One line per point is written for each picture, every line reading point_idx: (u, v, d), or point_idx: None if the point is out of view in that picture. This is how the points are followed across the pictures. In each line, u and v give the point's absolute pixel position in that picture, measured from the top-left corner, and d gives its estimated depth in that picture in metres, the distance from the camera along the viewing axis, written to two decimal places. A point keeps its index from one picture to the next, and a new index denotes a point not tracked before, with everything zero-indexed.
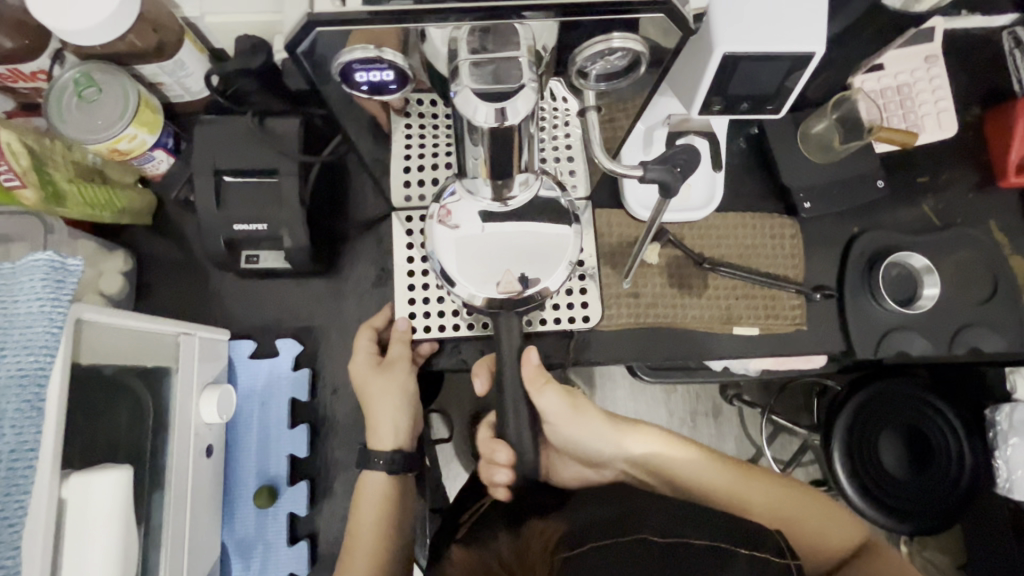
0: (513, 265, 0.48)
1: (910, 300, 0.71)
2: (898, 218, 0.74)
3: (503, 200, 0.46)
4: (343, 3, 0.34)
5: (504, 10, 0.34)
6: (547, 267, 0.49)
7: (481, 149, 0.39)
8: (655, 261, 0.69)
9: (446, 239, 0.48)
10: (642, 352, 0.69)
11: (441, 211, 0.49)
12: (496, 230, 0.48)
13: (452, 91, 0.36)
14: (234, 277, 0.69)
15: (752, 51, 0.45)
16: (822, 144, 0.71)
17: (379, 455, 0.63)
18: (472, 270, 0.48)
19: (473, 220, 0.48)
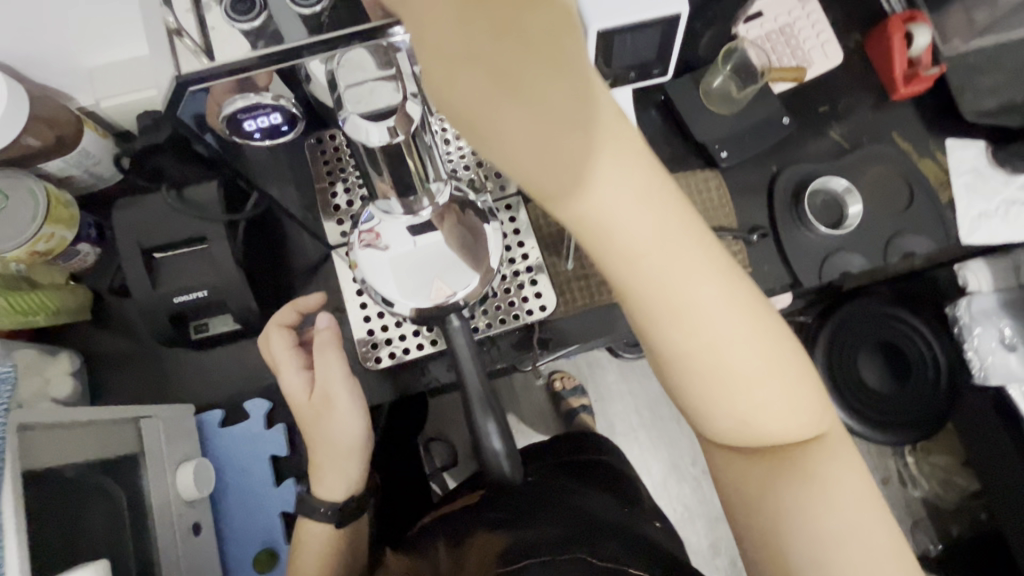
0: (446, 274, 0.49)
1: (840, 222, 0.74)
2: (811, 149, 0.78)
3: (415, 212, 0.45)
4: (213, 60, 0.35)
5: (366, 33, 0.36)
6: (469, 269, 0.50)
7: (386, 174, 0.40)
8: None
9: (378, 264, 0.49)
10: (606, 328, 0.71)
11: (370, 235, 0.49)
12: (424, 243, 0.48)
13: (340, 121, 0.36)
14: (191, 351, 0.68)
15: (623, 24, 0.47)
16: (724, 96, 0.74)
17: (322, 506, 0.61)
18: (412, 286, 0.48)
19: (402, 238, 0.48)
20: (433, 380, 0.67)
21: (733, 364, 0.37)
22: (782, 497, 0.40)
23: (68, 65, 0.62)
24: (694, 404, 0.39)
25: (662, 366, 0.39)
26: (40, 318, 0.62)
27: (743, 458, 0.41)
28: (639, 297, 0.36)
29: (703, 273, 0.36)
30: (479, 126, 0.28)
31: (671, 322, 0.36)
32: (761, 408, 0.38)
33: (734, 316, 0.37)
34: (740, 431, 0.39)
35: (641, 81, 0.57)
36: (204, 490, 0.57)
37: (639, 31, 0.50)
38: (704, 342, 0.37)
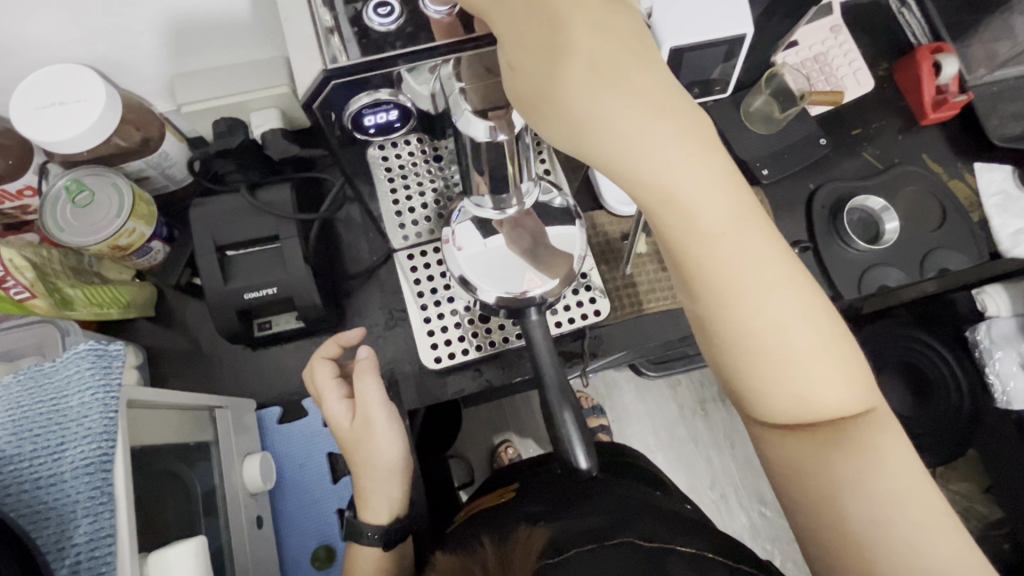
0: (536, 267, 0.51)
1: (878, 238, 0.77)
2: (847, 168, 0.81)
3: (500, 208, 0.49)
4: (338, 58, 0.39)
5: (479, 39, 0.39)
6: (548, 270, 0.52)
7: (483, 166, 0.42)
8: (645, 250, 0.74)
9: (455, 261, 0.52)
10: (650, 338, 0.74)
11: (451, 234, 0.53)
12: (497, 239, 0.52)
13: (452, 118, 0.40)
14: (249, 350, 0.70)
15: (694, 41, 0.51)
16: (765, 117, 0.78)
17: (370, 529, 0.58)
18: (493, 276, 0.51)
19: (473, 239, 0.52)
20: (486, 383, 0.69)
21: (792, 339, 0.38)
22: (836, 469, 0.40)
23: (155, 71, 0.66)
24: (756, 383, 0.40)
25: (716, 347, 0.41)
26: (113, 310, 0.64)
27: (792, 440, 0.42)
28: (709, 273, 0.38)
29: (756, 246, 0.38)
30: (572, 105, 0.34)
31: (736, 296, 0.38)
32: (817, 385, 0.39)
33: (792, 296, 0.38)
34: (802, 408, 0.39)
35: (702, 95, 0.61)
36: (265, 484, 0.59)
37: (704, 50, 0.53)
38: (756, 311, 0.38)
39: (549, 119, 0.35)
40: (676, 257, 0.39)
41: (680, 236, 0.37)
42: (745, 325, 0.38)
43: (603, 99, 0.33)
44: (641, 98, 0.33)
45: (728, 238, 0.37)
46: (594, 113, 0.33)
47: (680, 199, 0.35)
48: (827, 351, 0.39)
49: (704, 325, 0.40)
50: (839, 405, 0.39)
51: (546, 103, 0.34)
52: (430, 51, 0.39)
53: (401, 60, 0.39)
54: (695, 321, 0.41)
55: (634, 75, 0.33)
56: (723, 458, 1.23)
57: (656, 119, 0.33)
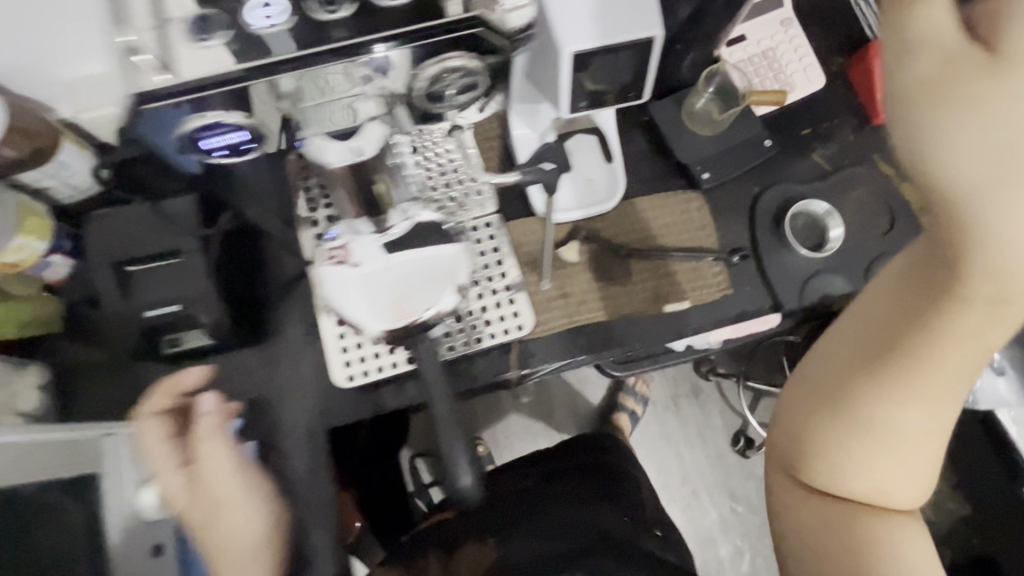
0: (410, 297, 0.52)
1: (821, 245, 0.73)
2: (797, 166, 0.77)
3: (382, 231, 0.53)
4: None
5: None
6: (435, 290, 0.52)
7: None
8: (576, 259, 0.72)
9: (347, 280, 0.52)
10: (588, 348, 0.71)
11: (338, 251, 0.52)
12: (392, 261, 0.52)
13: (304, 140, 0.51)
14: (157, 368, 0.66)
15: (597, 48, 0.48)
16: (706, 118, 0.75)
17: None
18: (378, 301, 0.52)
19: (372, 257, 0.52)
20: (409, 400, 0.66)
21: (914, 443, 0.43)
22: (875, 532, 0.43)
23: (53, 73, 0.57)
24: (856, 456, 0.44)
25: (839, 418, 0.45)
26: (7, 329, 0.62)
27: (834, 500, 0.46)
28: (925, 358, 0.40)
29: (962, 363, 0.40)
30: (995, 175, 0.33)
31: (899, 396, 0.42)
32: (901, 487, 0.44)
33: (944, 414, 0.42)
34: (872, 489, 0.44)
35: (617, 103, 0.55)
36: (163, 513, 0.60)
37: (610, 56, 0.49)
38: (914, 414, 0.42)
39: (941, 176, 0.34)
40: (881, 345, 0.43)
41: (932, 334, 0.40)
42: (906, 421, 0.42)
43: (986, 197, 0.33)
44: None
45: (952, 356, 0.40)
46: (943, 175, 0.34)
47: (953, 305, 0.38)
48: (922, 466, 0.44)
49: (840, 396, 0.45)
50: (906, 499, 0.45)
51: (940, 160, 0.33)
52: None
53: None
54: (831, 397, 0.45)
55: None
56: (695, 457, 1.22)
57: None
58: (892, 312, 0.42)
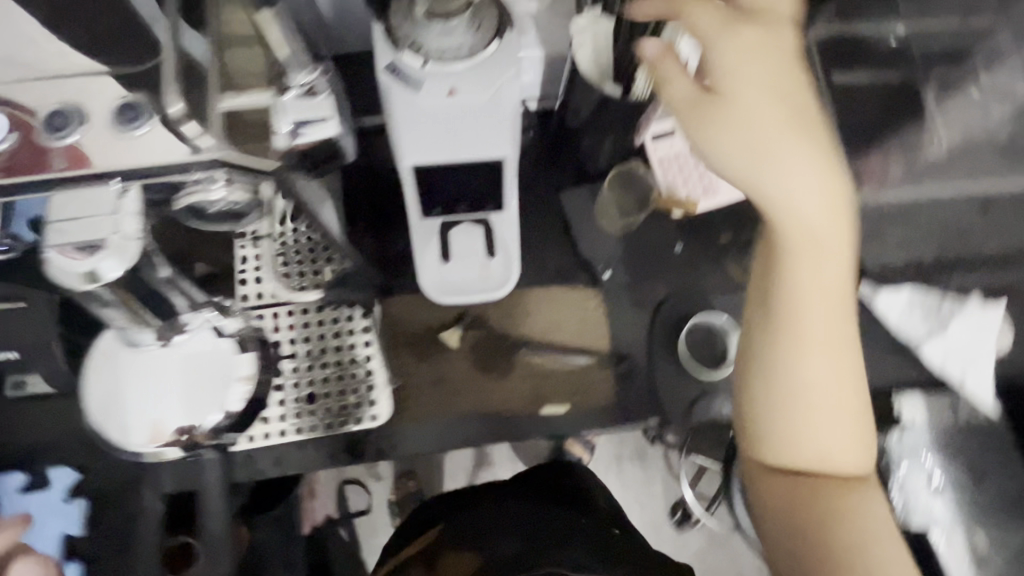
0: (160, 417, 0.53)
1: (720, 362, 0.68)
2: (712, 277, 0.72)
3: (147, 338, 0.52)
4: None
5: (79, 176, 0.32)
6: (186, 414, 0.53)
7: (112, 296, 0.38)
8: (457, 345, 0.69)
9: (99, 384, 0.53)
10: (455, 441, 0.67)
11: (99, 355, 0.53)
12: (139, 378, 0.52)
13: None
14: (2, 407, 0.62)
15: (444, 165, 0.49)
16: (616, 212, 0.72)
17: None
18: (123, 414, 0.53)
19: (126, 363, 0.53)
20: (254, 475, 0.63)
21: (827, 397, 0.46)
22: (837, 536, 0.45)
23: None
24: (796, 415, 0.47)
25: (767, 449, 0.49)
26: None
27: (781, 505, 0.48)
28: (803, 385, 0.46)
29: (841, 327, 0.47)
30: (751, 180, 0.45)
31: (805, 358, 0.46)
32: (840, 452, 0.47)
33: (830, 360, 0.46)
34: (825, 447, 0.47)
35: (473, 210, 0.57)
36: None
37: (460, 170, 0.51)
38: (823, 350, 0.46)
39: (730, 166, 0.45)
40: (781, 322, 0.46)
41: (795, 331, 0.46)
42: (811, 373, 0.46)
43: (788, 161, 0.44)
44: (819, 169, 0.44)
45: (810, 313, 0.46)
46: (739, 100, 0.44)
47: (777, 343, 0.47)
48: (847, 398, 0.47)
49: (749, 432, 0.50)
50: (849, 463, 0.48)
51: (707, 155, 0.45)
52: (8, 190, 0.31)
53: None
54: (749, 379, 0.49)
55: (795, 170, 0.44)
56: None
57: (814, 155, 0.44)
58: (813, 264, 0.46)
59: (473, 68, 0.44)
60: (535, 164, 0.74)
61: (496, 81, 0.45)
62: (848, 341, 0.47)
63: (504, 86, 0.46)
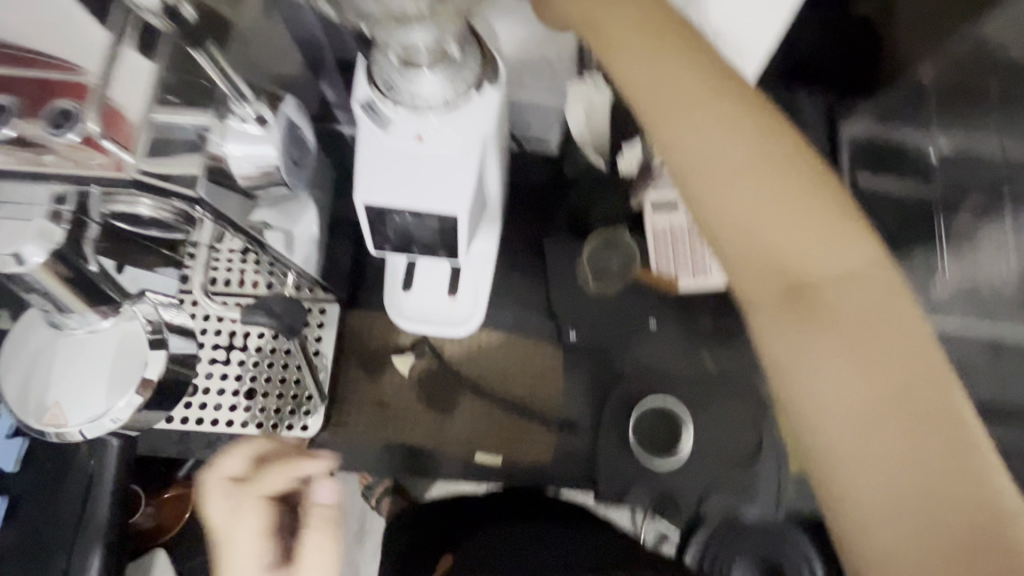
0: (65, 404, 0.44)
1: (665, 452, 0.66)
2: (682, 361, 0.69)
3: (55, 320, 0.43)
4: None
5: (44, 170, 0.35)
6: (88, 409, 0.44)
7: (32, 290, 0.38)
8: (407, 372, 0.69)
9: (11, 358, 0.44)
10: (381, 466, 0.68)
11: (25, 327, 0.45)
12: (48, 359, 0.44)
13: None
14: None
15: (394, 207, 0.46)
16: (597, 273, 0.68)
17: None
18: (28, 396, 0.44)
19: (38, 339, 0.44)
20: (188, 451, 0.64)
21: (839, 281, 0.38)
22: (966, 472, 0.35)
23: None
24: (814, 374, 0.38)
25: (835, 437, 0.37)
26: None
27: (893, 460, 0.36)
28: (800, 287, 0.39)
29: (808, 213, 0.39)
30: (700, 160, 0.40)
31: (811, 332, 0.38)
32: (916, 376, 0.37)
33: (804, 222, 0.39)
34: (866, 412, 0.37)
35: (426, 256, 0.54)
36: None
37: (414, 216, 0.48)
38: (808, 224, 0.39)
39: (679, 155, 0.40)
40: (767, 268, 0.39)
41: (770, 246, 0.39)
42: (820, 269, 0.39)
43: (712, 121, 0.40)
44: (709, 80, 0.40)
45: (798, 222, 0.39)
46: (646, 75, 0.40)
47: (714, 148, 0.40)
48: (896, 329, 0.37)
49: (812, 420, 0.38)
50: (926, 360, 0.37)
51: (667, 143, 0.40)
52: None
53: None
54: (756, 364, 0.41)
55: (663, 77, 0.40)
56: None
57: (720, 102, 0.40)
58: (778, 177, 0.39)
59: (445, 120, 0.44)
60: (524, 207, 0.72)
61: (468, 134, 0.44)
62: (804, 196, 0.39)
63: (468, 142, 0.45)
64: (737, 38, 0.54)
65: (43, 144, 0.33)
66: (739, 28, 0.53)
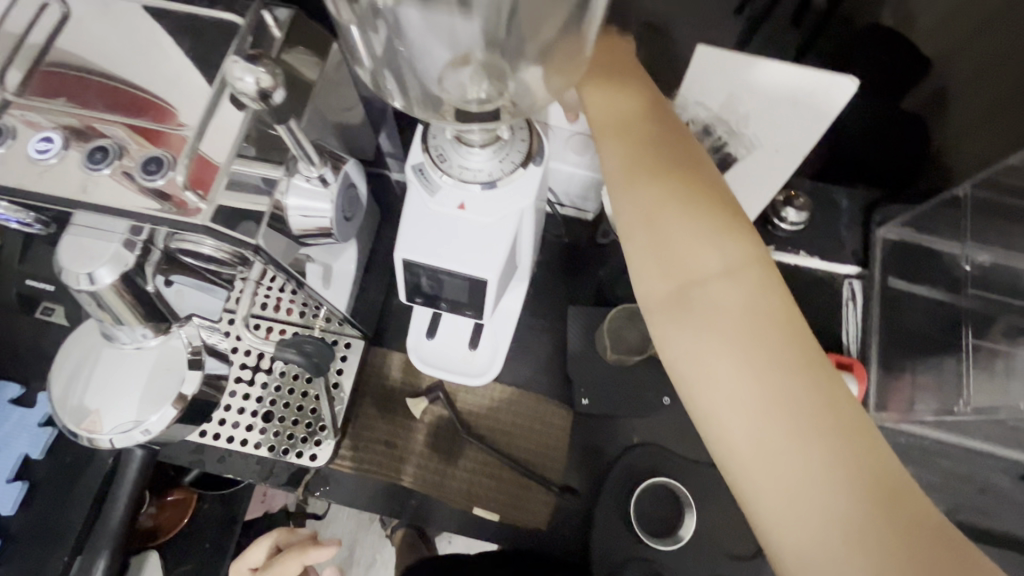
0: (104, 410, 0.46)
1: (666, 536, 0.64)
2: (692, 442, 0.69)
3: (108, 334, 0.47)
4: None
5: (109, 203, 0.38)
6: (124, 416, 0.47)
7: (85, 295, 0.40)
8: (419, 417, 0.70)
9: (65, 364, 0.48)
10: (380, 505, 0.68)
11: (82, 336, 0.49)
12: (98, 366, 0.47)
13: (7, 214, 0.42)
14: (18, 325, 0.67)
15: (429, 263, 0.49)
16: (614, 346, 0.69)
17: None
18: (71, 400, 0.47)
19: (92, 348, 0.48)
20: (201, 464, 0.66)
21: (720, 277, 0.38)
22: (856, 477, 0.33)
23: None
24: (709, 376, 0.37)
25: (717, 424, 0.37)
26: None
27: (780, 452, 0.35)
28: (682, 287, 0.39)
29: (696, 217, 0.40)
30: (612, 163, 0.43)
31: (706, 336, 0.37)
32: (792, 376, 0.36)
33: (702, 224, 0.40)
34: (761, 414, 0.35)
35: (451, 311, 0.56)
36: None
37: (447, 274, 0.51)
38: (708, 231, 0.39)
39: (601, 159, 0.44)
40: (668, 266, 0.39)
41: (661, 246, 0.40)
42: (705, 277, 0.38)
43: (618, 134, 0.43)
44: (620, 97, 0.44)
45: (689, 229, 0.39)
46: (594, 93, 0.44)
47: (619, 151, 0.43)
48: (762, 321, 0.37)
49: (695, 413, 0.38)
50: (810, 354, 0.36)
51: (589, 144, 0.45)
52: (52, 197, 0.38)
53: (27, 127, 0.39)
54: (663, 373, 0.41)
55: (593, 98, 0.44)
56: None
57: (629, 118, 0.43)
58: (672, 180, 0.41)
59: (489, 193, 0.47)
60: (553, 272, 0.75)
61: (509, 208, 0.47)
62: (705, 204, 0.40)
63: (506, 215, 0.48)
64: (772, 162, 0.57)
65: (126, 181, 0.38)
66: (775, 152, 0.56)
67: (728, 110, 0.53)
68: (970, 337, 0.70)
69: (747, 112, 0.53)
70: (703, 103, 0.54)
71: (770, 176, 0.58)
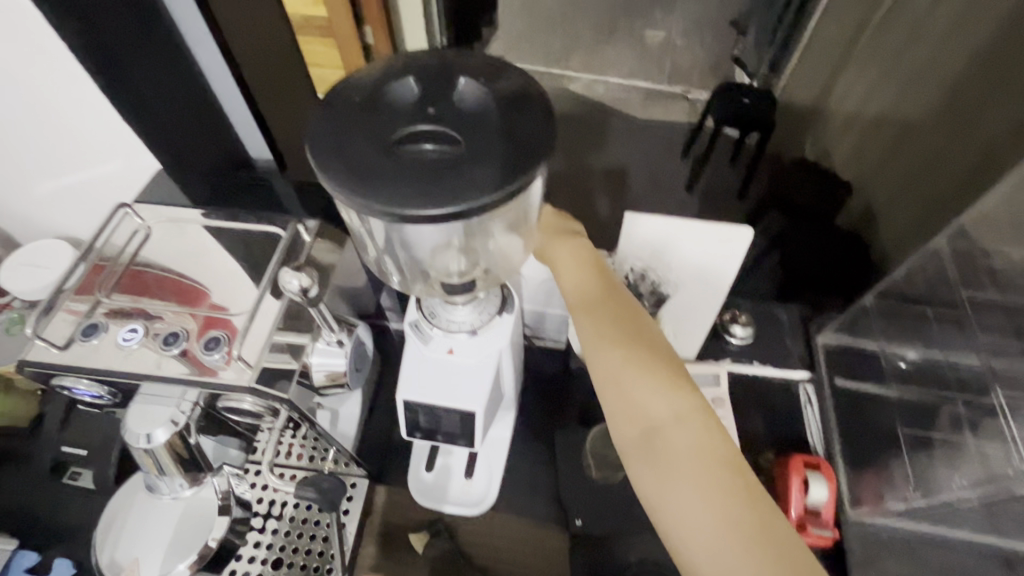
0: (139, 558, 0.56)
1: None
2: None
3: (150, 488, 0.58)
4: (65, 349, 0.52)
5: (176, 378, 0.50)
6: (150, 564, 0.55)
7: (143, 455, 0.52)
8: (421, 551, 0.73)
9: (110, 517, 0.58)
10: None
11: (127, 492, 0.59)
12: (136, 518, 0.58)
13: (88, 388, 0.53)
14: (45, 491, 0.72)
15: (426, 402, 0.58)
16: (601, 459, 0.76)
17: None
18: (112, 550, 0.56)
19: (134, 502, 0.59)
20: None
21: (671, 422, 0.46)
22: None
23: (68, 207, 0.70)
24: (672, 510, 0.44)
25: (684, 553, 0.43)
26: None
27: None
28: (644, 431, 0.47)
29: (651, 370, 0.49)
30: (582, 323, 0.53)
31: (665, 474, 0.45)
32: (741, 510, 0.42)
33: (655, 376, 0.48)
34: (716, 540, 0.42)
35: (447, 442, 0.64)
36: None
37: (441, 411, 0.60)
38: (660, 381, 0.48)
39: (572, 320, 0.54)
40: (632, 413, 0.48)
41: (626, 397, 0.48)
42: (662, 422, 0.46)
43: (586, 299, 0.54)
44: (586, 271, 0.56)
45: (647, 380, 0.48)
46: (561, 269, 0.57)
47: (586, 315, 0.53)
48: (708, 458, 0.44)
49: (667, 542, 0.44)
50: (753, 489, 0.43)
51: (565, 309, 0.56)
52: (130, 374, 0.51)
53: (109, 318, 0.54)
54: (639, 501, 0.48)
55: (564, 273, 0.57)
56: None
57: (594, 288, 0.55)
58: (622, 343, 0.50)
59: (474, 339, 0.58)
60: (537, 400, 0.83)
61: (490, 348, 0.58)
62: (657, 358, 0.49)
63: (487, 355, 0.58)
64: (697, 296, 0.69)
65: (190, 357, 0.51)
66: (699, 287, 0.69)
67: (655, 259, 0.67)
68: (904, 430, 0.80)
69: (670, 261, 0.67)
70: (635, 256, 0.68)
71: (700, 306, 0.71)
